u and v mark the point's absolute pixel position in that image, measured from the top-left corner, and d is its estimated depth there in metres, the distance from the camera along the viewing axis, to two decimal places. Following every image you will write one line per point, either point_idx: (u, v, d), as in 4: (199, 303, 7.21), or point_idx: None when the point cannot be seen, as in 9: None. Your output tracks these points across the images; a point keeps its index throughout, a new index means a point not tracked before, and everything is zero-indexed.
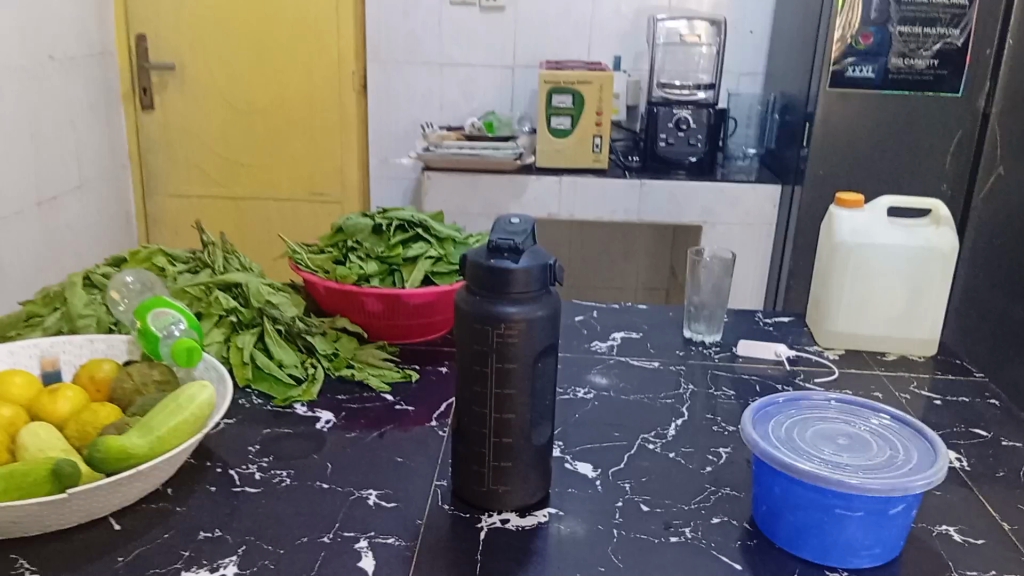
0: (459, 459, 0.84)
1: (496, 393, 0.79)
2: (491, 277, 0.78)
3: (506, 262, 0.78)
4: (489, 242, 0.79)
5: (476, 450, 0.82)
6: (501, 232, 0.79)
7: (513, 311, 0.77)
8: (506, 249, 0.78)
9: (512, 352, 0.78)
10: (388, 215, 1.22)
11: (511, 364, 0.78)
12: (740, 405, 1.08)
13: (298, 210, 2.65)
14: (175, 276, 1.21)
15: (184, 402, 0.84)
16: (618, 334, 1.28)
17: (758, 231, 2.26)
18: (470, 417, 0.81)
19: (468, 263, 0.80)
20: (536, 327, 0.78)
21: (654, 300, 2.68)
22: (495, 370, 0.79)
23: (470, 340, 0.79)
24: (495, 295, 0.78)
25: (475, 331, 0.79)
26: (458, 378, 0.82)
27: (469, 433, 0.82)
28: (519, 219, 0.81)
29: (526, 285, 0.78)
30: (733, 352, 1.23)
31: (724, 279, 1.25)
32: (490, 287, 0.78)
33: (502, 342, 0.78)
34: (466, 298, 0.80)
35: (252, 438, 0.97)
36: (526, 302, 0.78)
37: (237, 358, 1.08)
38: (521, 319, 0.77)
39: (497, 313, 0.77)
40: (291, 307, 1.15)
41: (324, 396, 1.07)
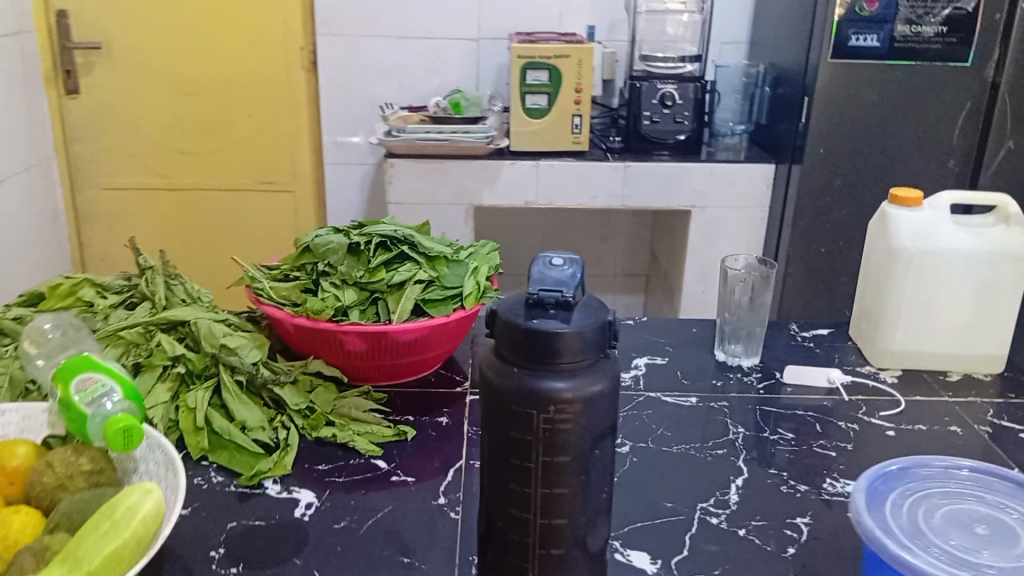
0: (492, 573, 0.65)
1: (543, 494, 0.60)
2: (532, 341, 0.58)
3: (552, 321, 0.58)
4: (527, 294, 0.59)
5: (516, 566, 0.63)
6: (542, 281, 0.59)
7: (562, 386, 0.58)
8: (551, 303, 0.59)
9: (565, 442, 0.59)
10: (366, 231, 1.01)
11: (563, 458, 0.59)
12: (803, 454, 0.90)
13: (247, 200, 2.40)
14: (106, 315, 0.99)
15: (123, 516, 0.63)
16: (640, 361, 1.10)
17: (752, 216, 2.06)
18: (509, 523, 0.62)
19: (498, 320, 0.60)
20: (593, 407, 0.59)
21: (632, 287, 2.48)
22: (541, 465, 0.60)
23: (505, 426, 0.60)
24: (537, 364, 0.58)
25: (513, 414, 0.59)
26: (489, 473, 0.63)
27: (507, 542, 0.63)
28: (562, 261, 0.62)
29: (579, 351, 0.58)
30: (778, 380, 1.06)
31: (762, 295, 1.07)
32: (531, 355, 0.58)
33: (550, 429, 0.58)
34: (498, 367, 0.60)
35: (215, 535, 0.76)
36: (579, 373, 0.58)
37: (189, 424, 0.88)
38: (575, 399, 0.58)
39: (543, 391, 0.58)
40: (252, 351, 0.94)
41: (301, 466, 0.87)
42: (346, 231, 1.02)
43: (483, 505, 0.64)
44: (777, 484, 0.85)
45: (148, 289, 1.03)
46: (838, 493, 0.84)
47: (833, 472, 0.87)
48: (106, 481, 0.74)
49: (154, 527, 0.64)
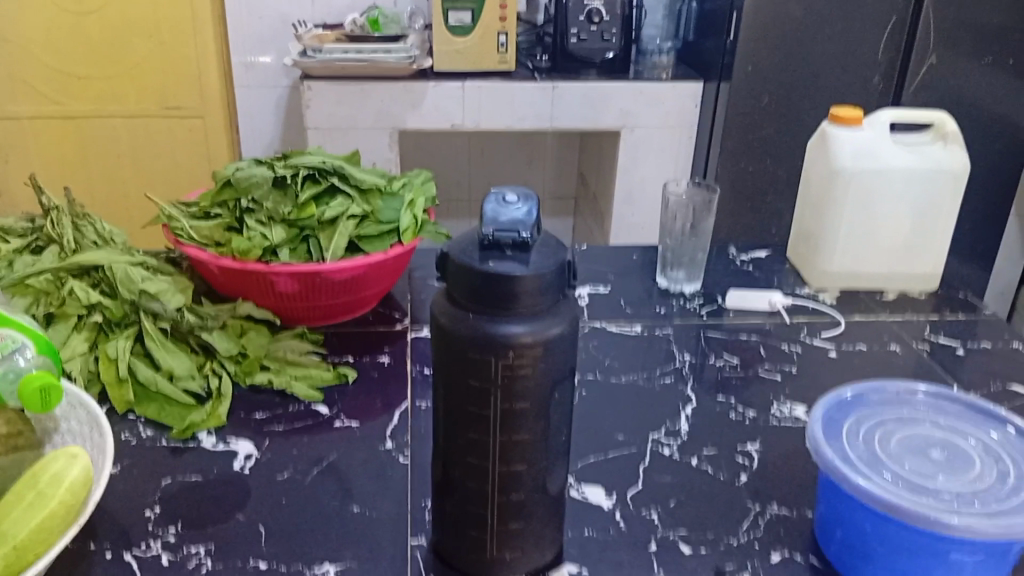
0: (448, 521, 0.63)
1: (502, 440, 0.58)
2: (488, 287, 0.55)
3: (510, 265, 0.55)
4: (481, 235, 0.56)
5: (475, 514, 0.61)
6: (498, 220, 0.56)
7: (521, 331, 0.55)
8: (508, 245, 0.55)
9: (524, 389, 0.56)
10: (292, 163, 0.95)
11: (523, 404, 0.57)
12: (749, 380, 0.90)
13: (152, 128, 2.26)
14: (10, 261, 0.91)
15: (48, 486, 0.57)
16: (583, 291, 1.08)
17: (679, 134, 2.03)
18: (466, 472, 0.60)
19: (451, 263, 0.56)
20: (553, 350, 0.56)
21: (561, 210, 2.46)
22: (499, 412, 0.57)
23: (461, 374, 0.57)
24: (495, 309, 0.55)
25: (470, 361, 0.56)
26: (444, 420, 0.60)
27: (464, 490, 0.60)
28: (517, 197, 0.58)
29: (538, 295, 0.55)
30: (720, 305, 1.05)
31: (703, 220, 1.07)
32: (487, 301, 0.55)
33: (509, 376, 0.56)
34: (450, 312, 0.57)
35: (149, 495, 0.72)
36: (539, 318, 0.56)
37: (111, 375, 0.82)
38: (534, 343, 0.55)
39: (501, 336, 0.55)
40: (175, 295, 0.88)
41: (236, 416, 0.82)
42: (270, 164, 0.96)
43: (437, 454, 0.61)
44: (726, 412, 0.85)
45: (54, 231, 0.95)
46: (786, 417, 0.84)
47: (779, 397, 0.88)
48: (26, 444, 0.68)
49: (84, 494, 0.59)
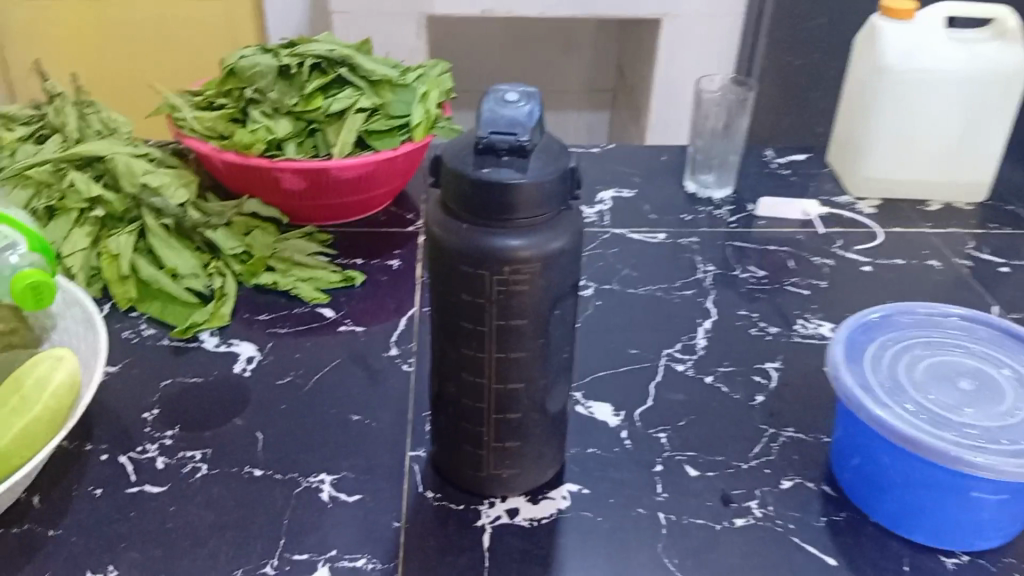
0: (445, 436, 0.61)
1: (498, 357, 0.55)
2: (481, 197, 0.51)
3: (505, 173, 0.50)
4: (476, 138, 0.52)
5: (471, 431, 0.59)
6: (494, 122, 0.51)
7: (518, 245, 0.51)
8: (504, 150, 0.51)
9: (521, 306, 0.53)
10: (298, 52, 0.90)
11: (519, 321, 0.54)
12: (774, 293, 0.86)
13: (176, 12, 2.07)
14: (13, 150, 0.88)
15: (33, 389, 0.56)
16: (606, 195, 1.04)
17: (723, 24, 1.85)
18: (461, 388, 0.57)
19: (444, 169, 0.52)
20: (552, 265, 0.53)
21: (598, 104, 2.36)
22: (494, 328, 0.54)
23: (454, 289, 0.54)
24: (489, 221, 0.52)
25: (463, 275, 0.53)
26: (439, 334, 0.57)
27: (461, 406, 0.58)
28: (518, 95, 0.53)
29: (536, 206, 0.51)
30: (750, 214, 1.00)
31: (738, 120, 1.01)
32: (481, 211, 0.51)
33: (504, 292, 0.53)
34: (442, 221, 0.53)
35: (148, 396, 0.71)
36: (538, 230, 0.52)
37: (113, 272, 0.80)
38: (530, 257, 0.51)
39: (495, 250, 0.51)
40: (179, 190, 0.85)
41: (240, 317, 0.81)
42: (276, 52, 0.91)
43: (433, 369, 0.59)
44: (746, 327, 0.81)
45: (58, 120, 0.92)
46: (811, 335, 0.80)
47: (805, 313, 0.83)
48: (20, 342, 0.67)
49: (71, 398, 0.58)
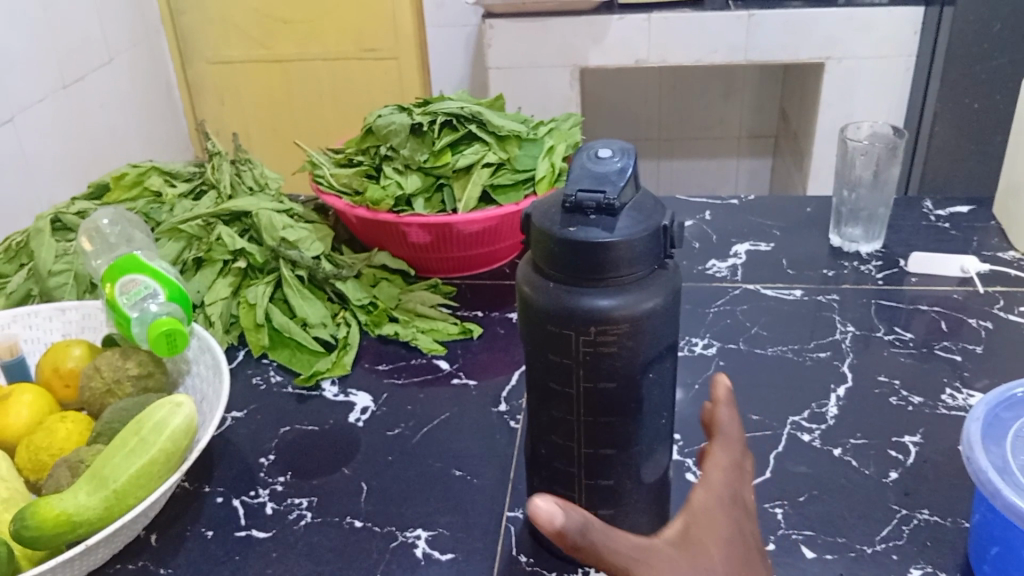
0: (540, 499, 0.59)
1: (587, 422, 0.54)
2: (567, 256, 0.49)
3: (593, 231, 0.49)
4: (565, 196, 0.50)
5: (563, 495, 0.57)
6: (582, 179, 0.50)
7: (610, 305, 0.49)
8: (594, 208, 0.49)
9: (609, 367, 0.51)
10: (429, 110, 0.93)
11: (608, 384, 0.52)
12: (922, 359, 0.78)
13: (351, 71, 2.20)
14: (172, 205, 0.95)
15: (150, 432, 0.59)
16: (741, 248, 0.99)
17: (892, 64, 1.71)
18: (552, 449, 0.56)
19: (533, 229, 0.51)
20: (645, 328, 0.50)
21: (759, 149, 2.28)
22: (582, 391, 0.52)
23: (542, 349, 0.53)
24: (579, 279, 0.50)
25: (550, 335, 0.52)
26: (530, 395, 0.56)
27: (553, 468, 0.57)
28: (612, 152, 0.52)
29: (627, 265, 0.49)
30: (901, 270, 0.92)
31: (888, 169, 0.93)
32: (568, 270, 0.50)
33: (592, 353, 0.51)
34: (533, 281, 0.52)
35: (267, 441, 0.74)
36: (630, 289, 0.50)
37: (250, 320, 0.84)
38: (622, 318, 0.49)
39: (581, 310, 0.49)
40: (315, 243, 0.89)
41: (361, 366, 0.83)
42: (410, 110, 0.95)
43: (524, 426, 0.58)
44: (886, 396, 0.74)
45: (215, 178, 0.99)
46: (960, 407, 0.72)
47: (955, 381, 0.75)
48: (156, 385, 0.72)
49: (186, 442, 0.61)
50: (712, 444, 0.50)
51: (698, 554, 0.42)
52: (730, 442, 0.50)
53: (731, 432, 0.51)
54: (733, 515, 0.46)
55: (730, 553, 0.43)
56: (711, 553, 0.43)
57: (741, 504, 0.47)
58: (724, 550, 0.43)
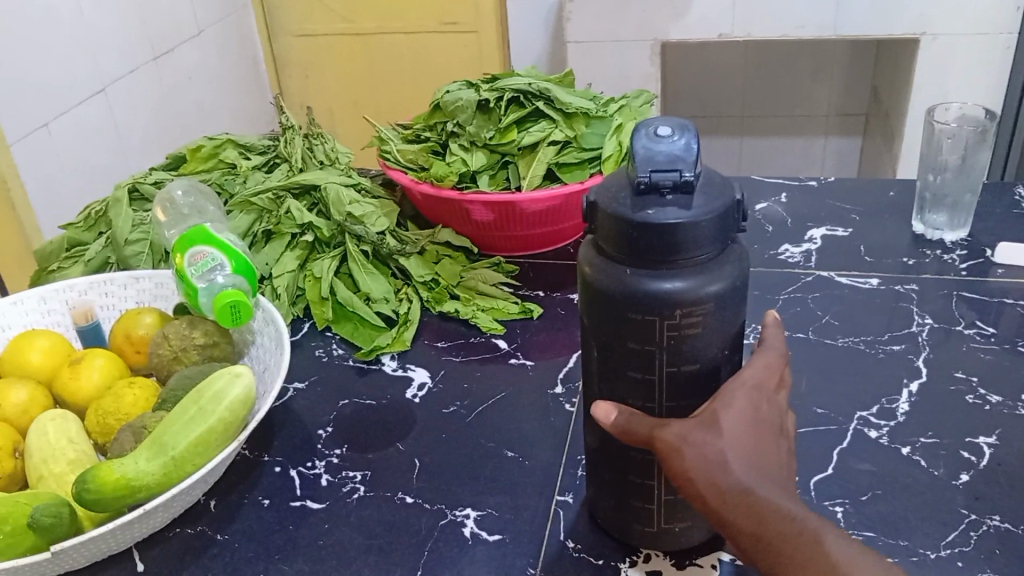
0: (607, 487, 0.58)
1: (669, 407, 0.53)
2: (646, 242, 0.48)
3: (671, 211, 0.47)
4: (634, 179, 0.48)
5: (639, 484, 0.55)
6: (651, 160, 0.47)
7: (695, 286, 0.48)
8: (669, 187, 0.47)
9: (693, 349, 0.50)
10: (497, 86, 0.92)
11: (691, 365, 0.51)
12: (1004, 356, 0.74)
13: (431, 44, 2.20)
14: (245, 177, 0.97)
15: (210, 402, 0.61)
16: (816, 233, 0.96)
17: (992, 42, 1.61)
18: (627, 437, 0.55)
19: (603, 216, 0.49)
20: (725, 305, 0.50)
21: (848, 128, 2.18)
22: (664, 376, 0.51)
23: (619, 337, 0.51)
24: (658, 264, 0.48)
25: (630, 322, 0.50)
26: (601, 379, 0.55)
27: (613, 455, 0.56)
28: (671, 128, 0.49)
29: (708, 243, 0.48)
30: (987, 260, 0.87)
31: (977, 155, 0.88)
32: (647, 256, 0.48)
33: (677, 337, 0.50)
34: (605, 269, 0.50)
35: (326, 413, 0.75)
36: (710, 267, 0.49)
37: (314, 294, 0.85)
38: (708, 296, 0.49)
39: (667, 295, 0.48)
40: (379, 219, 0.89)
41: (422, 343, 0.83)
42: (478, 87, 0.94)
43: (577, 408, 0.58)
44: (962, 394, 0.70)
45: (287, 151, 1.01)
46: None
47: None
48: (221, 355, 0.74)
49: (243, 413, 0.62)
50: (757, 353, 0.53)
51: (708, 420, 0.49)
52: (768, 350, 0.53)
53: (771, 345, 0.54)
54: (758, 393, 0.51)
55: (743, 418, 0.49)
56: (722, 418, 0.49)
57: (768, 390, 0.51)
58: (737, 413, 0.49)
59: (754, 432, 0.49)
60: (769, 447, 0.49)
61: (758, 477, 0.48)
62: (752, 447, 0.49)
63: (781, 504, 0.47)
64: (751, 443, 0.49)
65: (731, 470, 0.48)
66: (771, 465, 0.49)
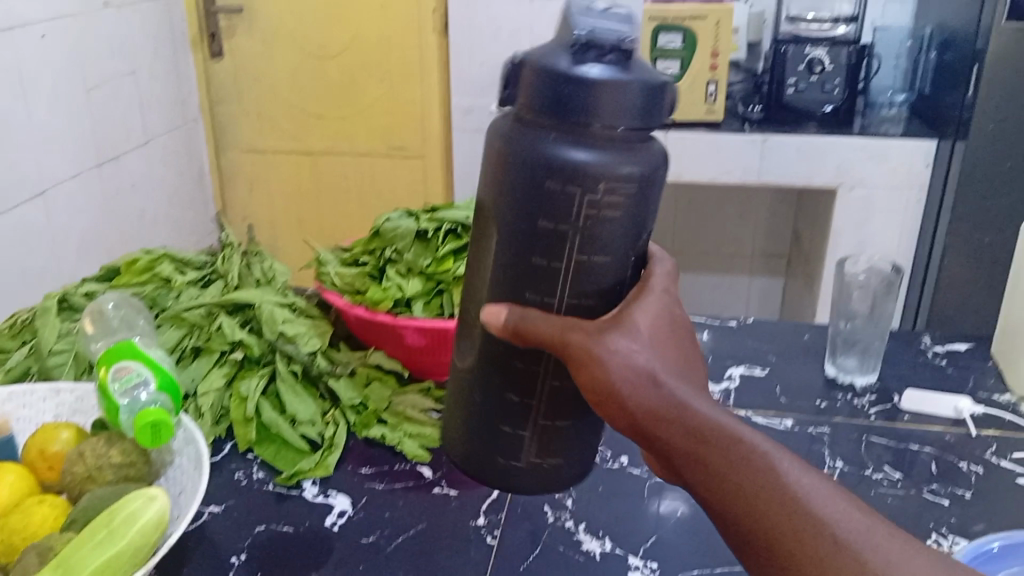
0: (478, 434, 0.64)
1: (569, 302, 0.55)
2: (575, 95, 0.50)
3: (606, 71, 0.50)
4: (573, 40, 0.51)
5: (511, 434, 0.62)
6: (593, 21, 0.51)
7: (618, 162, 0.51)
8: (603, 50, 0.51)
9: (602, 234, 0.53)
10: (437, 216, 0.96)
11: (599, 256, 0.54)
12: (909, 501, 0.77)
13: (377, 167, 2.26)
14: (178, 292, 0.97)
15: (120, 525, 0.60)
16: (736, 371, 1.00)
17: (904, 196, 1.73)
18: (506, 377, 0.60)
19: (530, 74, 0.52)
20: (640, 195, 0.53)
21: (772, 268, 2.29)
22: (571, 264, 0.54)
23: (528, 216, 0.53)
24: (583, 129, 0.51)
25: (545, 198, 0.52)
26: (494, 285, 0.57)
27: (490, 403, 0.62)
28: (611, 8, 0.53)
29: (637, 113, 0.51)
30: (895, 406, 0.92)
31: (885, 305, 0.95)
32: (573, 112, 0.51)
33: (592, 215, 0.52)
34: (526, 129, 0.53)
35: (241, 539, 0.73)
36: (633, 147, 0.52)
37: (239, 413, 0.84)
38: (628, 170, 0.51)
39: (586, 165, 0.51)
40: (312, 339, 0.90)
41: (345, 468, 0.83)
42: (418, 216, 0.97)
43: (462, 342, 0.64)
44: None
45: (224, 269, 1.02)
46: None
47: (942, 527, 0.74)
48: (137, 474, 0.72)
49: (155, 538, 0.61)
50: (653, 262, 0.58)
51: (626, 328, 0.53)
52: (663, 260, 0.58)
53: (665, 257, 0.58)
54: (667, 302, 0.55)
55: (656, 327, 0.54)
56: (639, 327, 0.53)
57: (673, 296, 0.56)
58: (651, 322, 0.54)
59: (667, 340, 0.53)
60: (682, 354, 0.54)
61: (679, 380, 0.52)
62: (668, 357, 0.53)
63: (709, 415, 0.50)
64: (667, 349, 0.53)
65: (659, 380, 0.51)
66: (687, 371, 0.53)
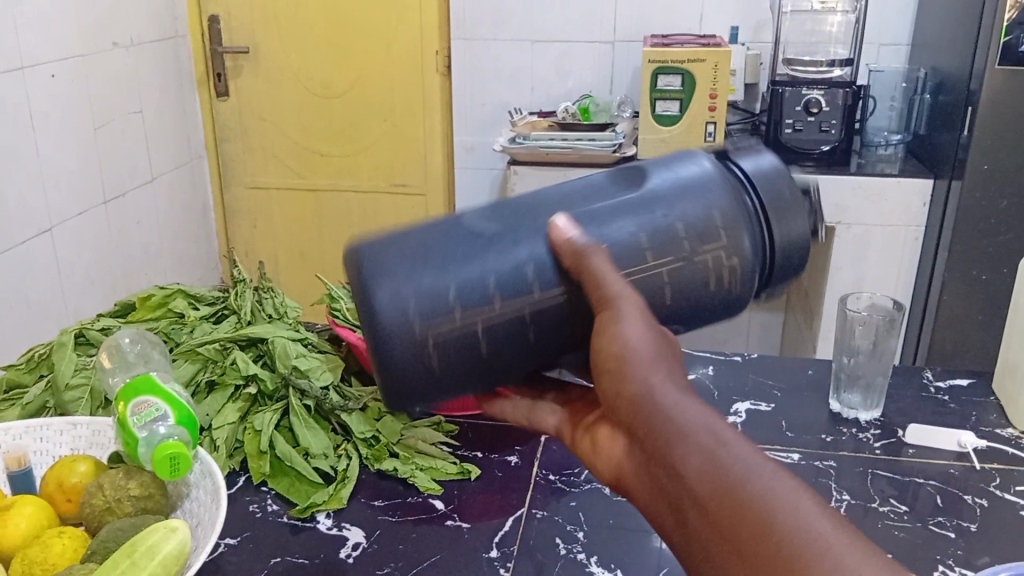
0: (417, 266, 0.58)
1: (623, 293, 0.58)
2: (778, 198, 0.61)
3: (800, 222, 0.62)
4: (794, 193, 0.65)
5: (449, 295, 0.57)
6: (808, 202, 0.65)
7: (751, 260, 0.59)
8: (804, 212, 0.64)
9: (697, 283, 0.58)
10: None
11: (679, 298, 0.59)
12: (915, 534, 0.78)
13: (379, 204, 2.28)
14: (192, 327, 0.99)
15: (142, 556, 0.61)
16: (742, 405, 1.01)
17: (902, 234, 1.75)
18: (507, 265, 0.57)
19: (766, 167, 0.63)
20: (723, 299, 0.60)
21: (771, 304, 2.31)
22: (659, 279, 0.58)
23: (668, 215, 0.58)
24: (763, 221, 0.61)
25: (698, 212, 0.58)
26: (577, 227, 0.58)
27: (446, 264, 0.57)
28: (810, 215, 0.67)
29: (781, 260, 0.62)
30: (899, 439, 0.93)
31: (888, 341, 0.96)
32: (770, 205, 0.61)
33: (706, 264, 0.58)
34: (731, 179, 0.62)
35: (257, 571, 0.74)
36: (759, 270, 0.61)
37: (253, 447, 0.86)
38: (743, 277, 0.59)
39: (744, 233, 0.59)
40: (325, 373, 0.91)
41: (358, 501, 0.84)
42: None
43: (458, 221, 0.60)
44: None
45: (236, 304, 1.03)
46: None
47: (948, 559, 0.75)
48: (155, 507, 0.73)
49: (174, 569, 0.62)
50: None
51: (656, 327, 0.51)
52: None
53: None
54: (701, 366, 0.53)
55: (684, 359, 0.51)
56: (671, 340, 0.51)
57: None
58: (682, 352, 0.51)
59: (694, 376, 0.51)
60: None
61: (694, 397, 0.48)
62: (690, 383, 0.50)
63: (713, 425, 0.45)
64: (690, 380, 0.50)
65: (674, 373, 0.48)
66: None
